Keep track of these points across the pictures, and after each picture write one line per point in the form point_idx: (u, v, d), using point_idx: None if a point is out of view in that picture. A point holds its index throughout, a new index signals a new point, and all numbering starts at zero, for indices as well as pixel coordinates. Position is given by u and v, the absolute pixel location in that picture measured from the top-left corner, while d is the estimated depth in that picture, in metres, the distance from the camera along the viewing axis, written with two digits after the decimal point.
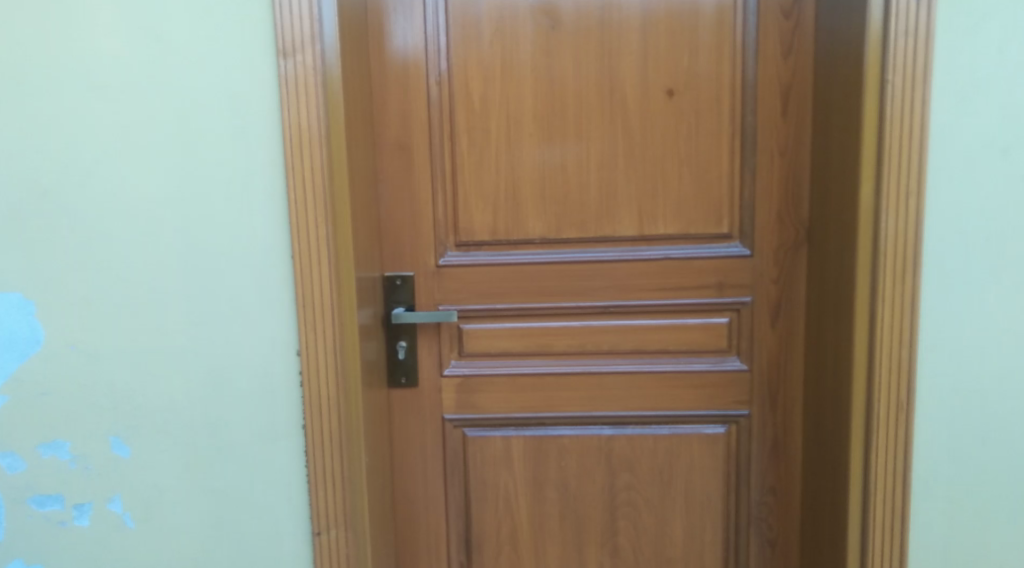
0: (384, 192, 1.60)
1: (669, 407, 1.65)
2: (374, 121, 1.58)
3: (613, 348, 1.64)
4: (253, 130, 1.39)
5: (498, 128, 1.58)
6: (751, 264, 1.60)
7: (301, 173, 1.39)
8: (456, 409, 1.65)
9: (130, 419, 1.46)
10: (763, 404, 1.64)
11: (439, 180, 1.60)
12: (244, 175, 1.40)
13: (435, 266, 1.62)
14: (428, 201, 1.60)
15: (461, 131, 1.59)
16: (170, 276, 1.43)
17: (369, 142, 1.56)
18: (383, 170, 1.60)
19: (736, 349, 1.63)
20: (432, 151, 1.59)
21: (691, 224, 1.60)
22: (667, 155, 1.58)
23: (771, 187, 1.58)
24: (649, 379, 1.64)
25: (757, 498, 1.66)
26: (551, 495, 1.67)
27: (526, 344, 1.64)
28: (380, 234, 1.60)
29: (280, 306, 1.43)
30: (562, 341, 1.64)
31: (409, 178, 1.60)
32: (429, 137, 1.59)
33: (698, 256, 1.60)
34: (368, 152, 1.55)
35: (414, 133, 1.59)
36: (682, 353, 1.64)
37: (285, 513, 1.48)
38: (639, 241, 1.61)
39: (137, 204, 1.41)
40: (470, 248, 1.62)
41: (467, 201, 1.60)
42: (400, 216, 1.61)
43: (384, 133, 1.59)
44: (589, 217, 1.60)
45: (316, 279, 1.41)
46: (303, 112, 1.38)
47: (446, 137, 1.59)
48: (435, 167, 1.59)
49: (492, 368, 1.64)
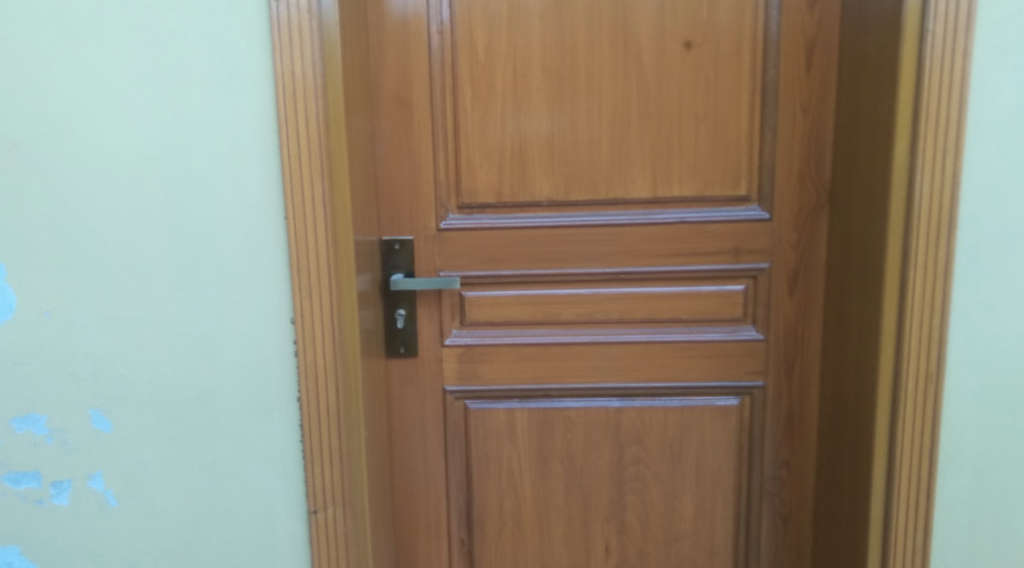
0: (382, 151, 1.50)
1: (681, 378, 1.57)
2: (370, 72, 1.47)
3: (623, 316, 1.56)
4: (242, 79, 1.29)
5: (505, 82, 1.48)
6: (769, 229, 1.53)
7: (295, 126, 1.29)
8: (457, 379, 1.57)
9: (111, 392, 1.36)
10: (779, 375, 1.57)
11: (440, 137, 1.50)
12: (232, 128, 1.30)
13: (435, 229, 1.52)
14: (429, 159, 1.50)
15: (465, 84, 1.49)
16: (152, 238, 1.32)
17: (367, 95, 1.45)
18: (380, 126, 1.49)
19: (751, 318, 1.56)
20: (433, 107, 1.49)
21: (708, 185, 1.52)
22: (684, 111, 1.49)
23: (793, 147, 1.50)
24: (660, 349, 1.56)
25: (771, 472, 1.59)
26: (556, 469, 1.59)
27: (532, 312, 1.55)
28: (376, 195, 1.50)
29: (272, 269, 1.33)
30: (570, 310, 1.55)
31: (408, 134, 1.50)
32: (431, 90, 1.49)
33: (714, 220, 1.52)
34: (365, 104, 1.45)
35: (413, 87, 1.49)
36: (695, 321, 1.56)
37: (278, 489, 1.39)
38: (652, 204, 1.53)
39: (116, 159, 1.30)
40: (474, 210, 1.53)
41: (470, 159, 1.50)
42: (399, 176, 1.51)
43: (382, 87, 1.49)
44: (600, 178, 1.51)
45: (312, 241, 1.31)
46: (296, 59, 1.27)
47: (449, 91, 1.49)
48: (436, 123, 1.50)
49: (496, 338, 1.56)
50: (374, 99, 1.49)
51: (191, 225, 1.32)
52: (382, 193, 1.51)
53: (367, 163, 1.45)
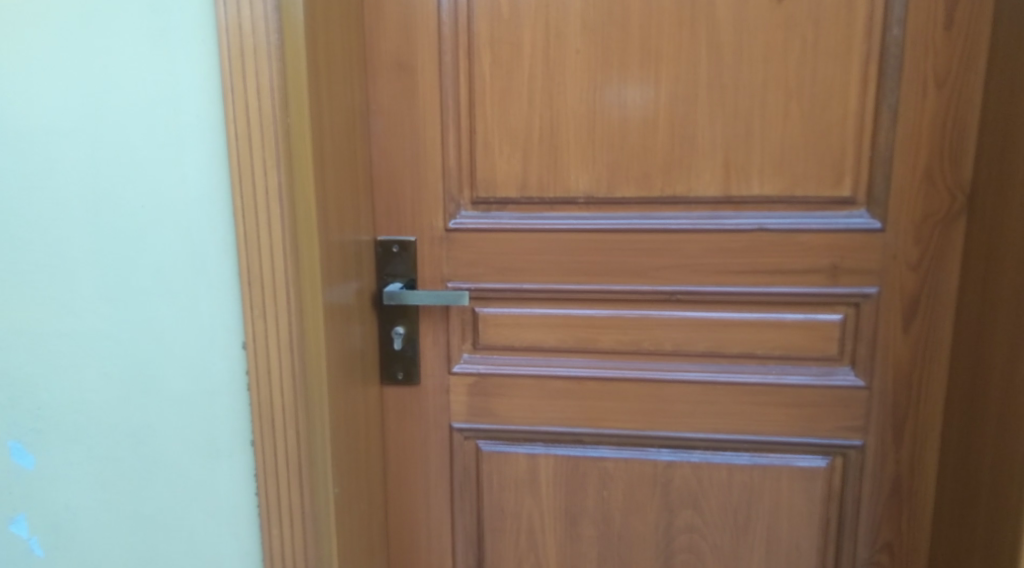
0: (376, 129, 1.19)
1: (752, 429, 1.22)
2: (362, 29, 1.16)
3: (679, 348, 1.21)
4: (179, 35, 1.00)
5: (534, 42, 1.15)
6: (881, 242, 1.15)
7: (243, 96, 0.99)
8: (467, 416, 1.26)
9: (33, 421, 1.11)
10: (884, 433, 1.20)
11: (451, 112, 1.18)
12: (168, 99, 1.01)
13: (444, 229, 1.21)
14: (436, 140, 1.18)
15: (483, 44, 1.15)
16: (75, 236, 1.05)
17: (355, 58, 1.14)
18: (376, 97, 1.18)
19: (849, 358, 1.19)
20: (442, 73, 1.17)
21: (799, 183, 1.15)
22: (770, 82, 1.13)
23: (920, 133, 1.12)
24: (726, 392, 1.21)
25: (866, 555, 1.23)
26: (588, 532, 1.27)
27: (563, 337, 1.22)
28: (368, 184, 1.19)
29: (219, 279, 1.04)
30: (610, 336, 1.22)
31: (410, 107, 1.18)
32: (439, 53, 1.16)
33: (806, 229, 1.16)
34: (353, 70, 1.13)
35: (416, 48, 1.16)
36: (774, 359, 1.20)
37: (230, 550, 1.12)
38: (722, 206, 1.17)
39: (30, 135, 1.04)
40: (492, 207, 1.20)
41: (487, 141, 1.18)
42: (398, 161, 1.20)
43: (377, 47, 1.17)
44: (654, 169, 1.17)
45: (266, 247, 1.01)
46: (244, 8, 0.97)
47: (462, 53, 1.16)
48: (445, 93, 1.17)
49: (516, 367, 1.24)
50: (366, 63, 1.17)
51: (119, 221, 1.04)
52: (377, 182, 1.20)
53: (354, 145, 1.14)
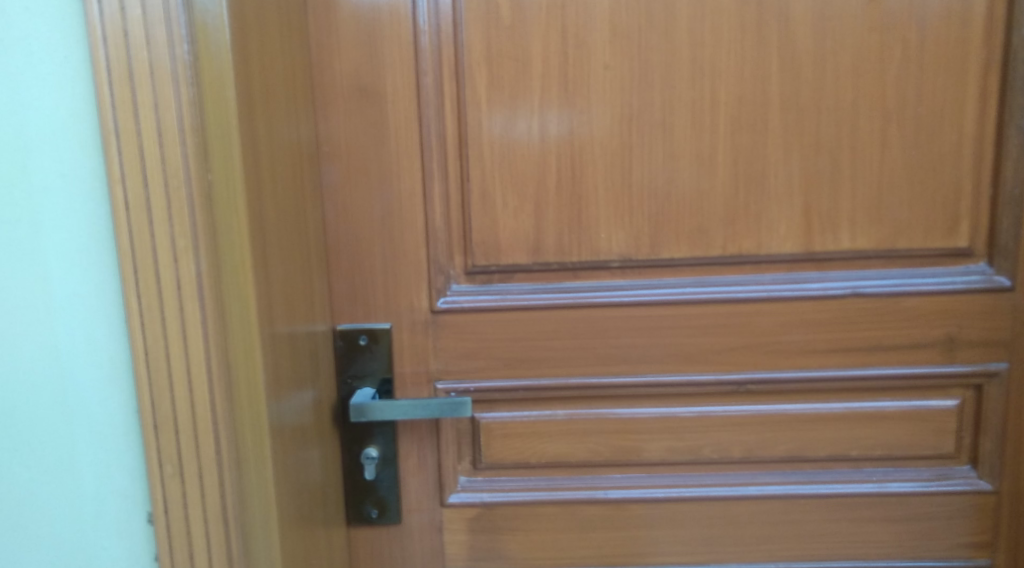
0: (330, 179, 0.87)
1: (847, 554, 0.93)
2: (306, 42, 0.84)
3: (749, 454, 0.91)
4: (30, 50, 0.65)
5: (544, 56, 0.85)
6: (1009, 305, 0.88)
7: (136, 141, 0.64)
8: (468, 561, 0.93)
9: None
10: (1017, 551, 0.92)
11: (435, 154, 0.87)
12: (13, 150, 0.66)
13: (431, 310, 0.90)
14: (416, 193, 0.88)
15: (474, 62, 0.86)
16: None
17: (300, 82, 0.81)
18: (327, 137, 0.87)
19: (969, 455, 0.91)
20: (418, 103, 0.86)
21: (902, 232, 0.87)
22: (863, 101, 0.85)
23: None
24: (813, 507, 0.92)
25: None
26: None
27: (594, 449, 0.91)
28: (321, 254, 0.86)
29: (104, 417, 0.69)
30: (659, 444, 0.91)
31: (376, 149, 0.87)
32: (415, 73, 0.86)
33: (912, 291, 0.87)
34: (298, 99, 0.81)
35: (383, 67, 0.86)
36: (873, 462, 0.91)
37: None
38: (801, 265, 0.88)
39: None
40: (496, 277, 0.90)
41: (485, 191, 0.88)
42: (365, 222, 0.88)
43: (328, 67, 0.86)
44: (712, 220, 0.87)
45: (180, 367, 0.67)
46: (131, 5, 0.63)
47: (447, 73, 0.86)
48: (426, 129, 0.87)
49: (533, 492, 0.92)
50: (314, 88, 0.85)
51: None
52: (333, 251, 0.88)
53: (301, 203, 0.80)
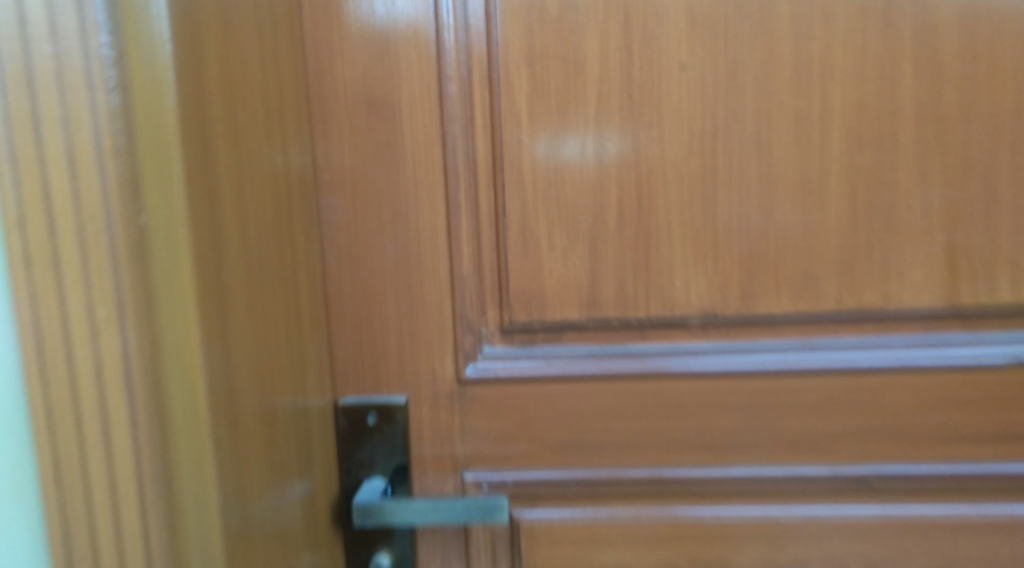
0: (331, 215, 0.69)
1: None
2: (296, 42, 0.66)
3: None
4: None
5: (602, 58, 0.67)
6: None
7: (41, 162, 0.47)
8: None
9: None
10: None
11: (462, 184, 0.69)
12: None
13: (458, 380, 0.70)
14: (440, 232, 0.69)
15: (512, 68, 0.68)
16: None
17: (286, 91, 0.63)
18: (328, 161, 0.68)
19: None
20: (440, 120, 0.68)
21: None
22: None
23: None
24: None
25: None
26: None
27: (668, 560, 0.70)
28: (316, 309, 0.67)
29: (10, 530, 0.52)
30: (753, 555, 0.70)
31: (390, 176, 0.69)
32: (435, 82, 0.68)
33: None
34: (282, 111, 0.63)
35: (396, 75, 0.68)
36: None
37: None
38: (940, 324, 0.68)
39: None
40: (542, 338, 0.71)
41: (526, 228, 0.69)
42: (374, 268, 0.69)
43: (326, 74, 0.68)
44: (824, 265, 0.68)
45: (101, 472, 0.49)
46: None
47: (476, 82, 0.68)
48: (450, 153, 0.69)
49: None
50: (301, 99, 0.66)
51: None
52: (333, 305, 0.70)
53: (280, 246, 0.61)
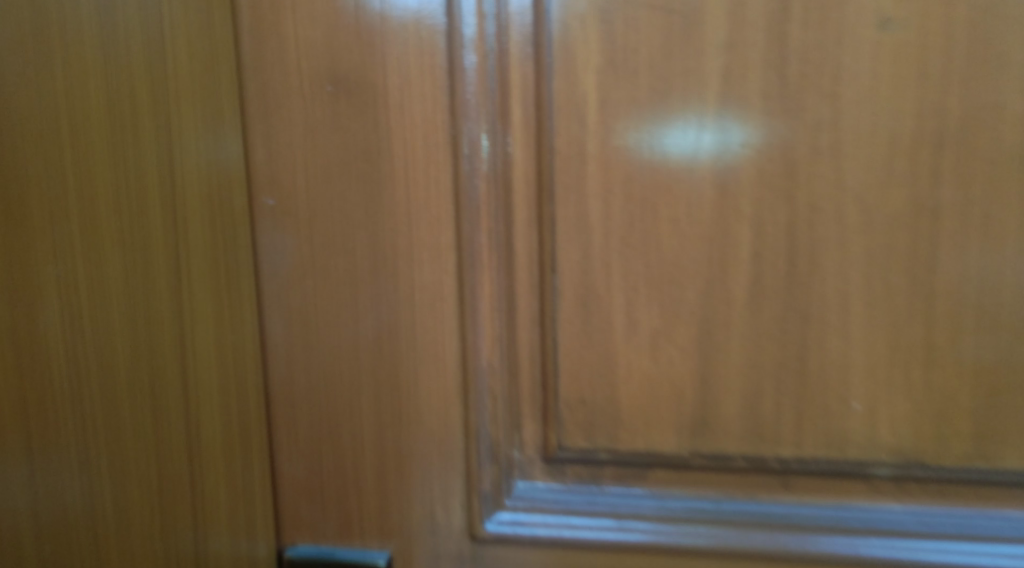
0: (278, 262, 0.42)
1: None
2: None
3: None
4: None
5: (736, 2, 0.37)
6: None
7: None
8: None
9: None
10: None
11: (485, 221, 0.41)
12: None
13: (471, 536, 0.43)
14: (446, 298, 0.42)
15: (573, 22, 0.39)
16: None
17: (182, 66, 0.38)
18: (274, 177, 0.42)
19: None
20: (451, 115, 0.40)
21: None
22: None
23: None
24: None
25: None
26: None
27: None
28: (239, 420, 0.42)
29: None
30: None
31: (369, 206, 0.41)
32: (444, 48, 0.40)
33: None
34: (157, 98, 0.37)
35: (379, 32, 0.40)
36: None
37: None
38: None
39: None
40: (612, 476, 0.42)
41: (589, 299, 0.41)
42: (341, 351, 0.43)
43: (269, 31, 0.41)
44: None
45: None
46: None
47: (514, 47, 0.40)
48: (467, 171, 0.41)
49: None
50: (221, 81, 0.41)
51: None
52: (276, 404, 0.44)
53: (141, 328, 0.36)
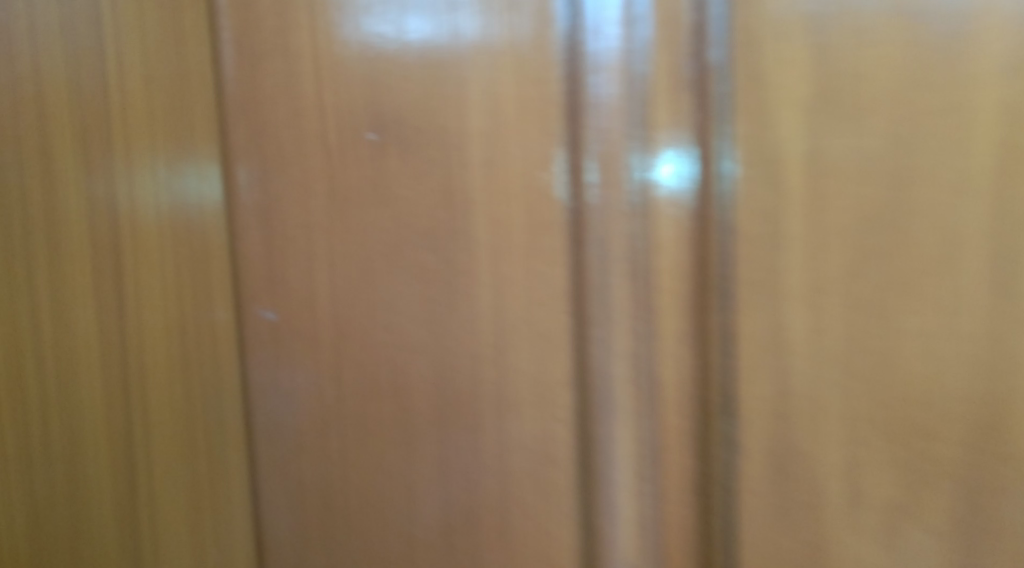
0: (285, 410, 0.32)
1: None
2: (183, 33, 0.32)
3: None
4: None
5: None
6: None
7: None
8: None
9: None
10: None
11: (623, 342, 0.26)
12: None
13: None
14: (558, 464, 0.27)
15: (785, 7, 0.23)
16: None
17: (160, 125, 0.32)
18: (281, 286, 0.31)
19: None
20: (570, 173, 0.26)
21: None
22: None
23: None
24: None
25: None
26: None
27: None
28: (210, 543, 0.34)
29: None
30: None
31: (436, 321, 0.28)
32: (558, 71, 0.25)
33: None
34: (159, 186, 0.32)
35: (450, 56, 0.27)
36: None
37: None
38: None
39: None
40: None
41: (790, 460, 0.24)
42: (398, 543, 0.30)
43: (264, 91, 0.31)
44: None
45: None
46: None
47: (664, 60, 0.24)
48: (598, 260, 0.25)
49: None
50: (182, 132, 0.32)
51: None
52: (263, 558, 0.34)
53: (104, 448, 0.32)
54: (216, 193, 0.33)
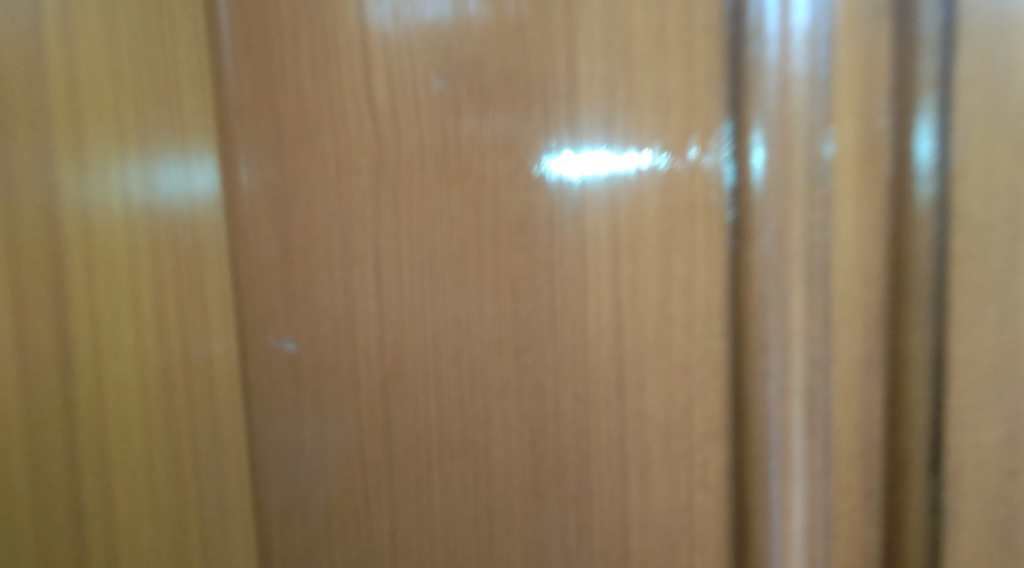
0: (311, 488, 0.23)
1: None
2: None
3: None
4: None
5: None
6: None
7: None
8: None
9: None
10: None
11: (800, 372, 0.19)
12: None
13: None
14: (700, 540, 0.20)
15: None
16: None
17: (128, 85, 0.22)
18: (301, 302, 0.22)
19: None
20: (588, 151, 0.20)
21: None
22: None
23: None
24: None
25: None
26: None
27: None
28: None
29: None
30: None
31: (530, 346, 0.20)
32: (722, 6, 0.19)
33: None
34: (130, 178, 0.22)
35: None
36: None
37: None
38: None
39: None
40: None
41: (1020, 528, 0.18)
42: None
43: (276, 24, 0.22)
44: None
45: None
46: None
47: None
48: (762, 261, 0.19)
49: None
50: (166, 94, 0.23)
51: None
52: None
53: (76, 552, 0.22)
54: (210, 192, 0.23)
